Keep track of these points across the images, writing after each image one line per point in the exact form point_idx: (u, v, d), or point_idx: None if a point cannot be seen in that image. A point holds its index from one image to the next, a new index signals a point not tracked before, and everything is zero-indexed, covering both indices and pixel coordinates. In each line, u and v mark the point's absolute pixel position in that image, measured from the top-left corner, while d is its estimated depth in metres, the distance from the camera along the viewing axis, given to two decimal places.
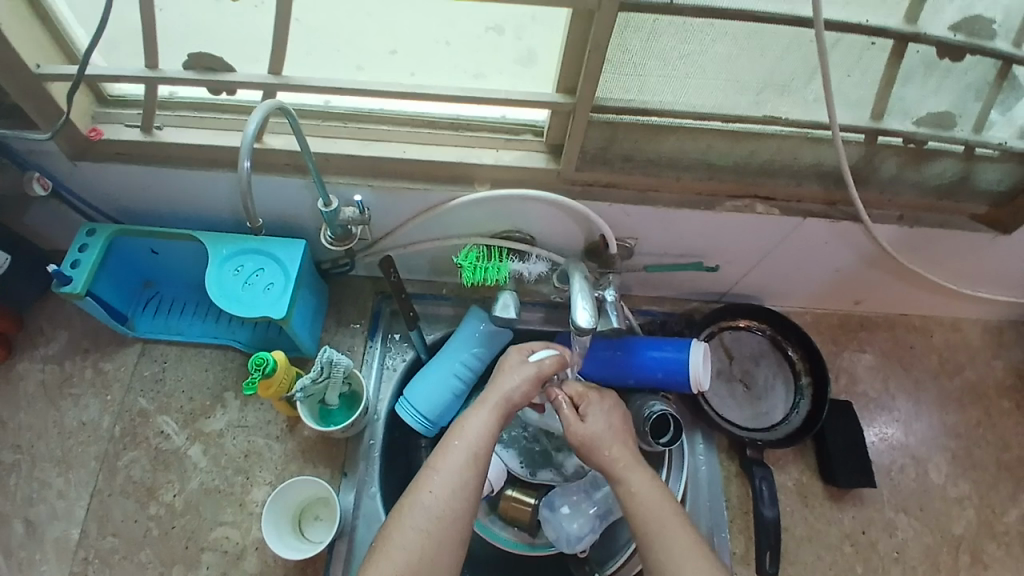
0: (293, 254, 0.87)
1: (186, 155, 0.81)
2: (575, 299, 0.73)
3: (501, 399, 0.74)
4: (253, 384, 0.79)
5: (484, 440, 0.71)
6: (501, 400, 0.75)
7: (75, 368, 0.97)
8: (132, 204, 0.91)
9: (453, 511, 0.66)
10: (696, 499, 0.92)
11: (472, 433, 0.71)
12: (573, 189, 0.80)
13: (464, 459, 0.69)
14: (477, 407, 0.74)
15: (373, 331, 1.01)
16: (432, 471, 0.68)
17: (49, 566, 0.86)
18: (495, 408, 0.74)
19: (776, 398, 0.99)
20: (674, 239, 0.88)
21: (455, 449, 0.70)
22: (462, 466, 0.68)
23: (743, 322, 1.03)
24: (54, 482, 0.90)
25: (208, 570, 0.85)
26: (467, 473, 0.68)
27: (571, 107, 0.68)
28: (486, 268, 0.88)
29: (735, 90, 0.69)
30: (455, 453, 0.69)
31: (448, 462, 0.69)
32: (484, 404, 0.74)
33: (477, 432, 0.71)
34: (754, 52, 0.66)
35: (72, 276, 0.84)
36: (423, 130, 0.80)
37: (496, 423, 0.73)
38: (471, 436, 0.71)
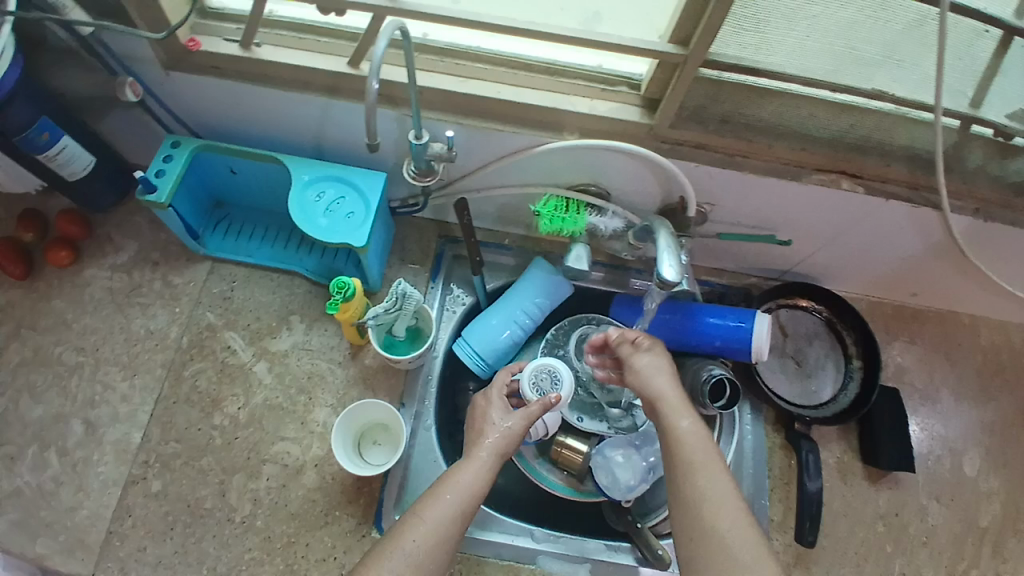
0: (375, 186, 0.89)
1: (280, 75, 0.81)
2: (660, 255, 0.71)
3: (493, 452, 0.73)
4: (335, 305, 0.82)
5: (475, 495, 0.68)
6: (496, 456, 0.73)
7: (143, 279, 1.00)
8: (218, 124, 0.93)
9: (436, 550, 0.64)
10: (740, 466, 0.95)
11: (465, 487, 0.68)
12: (662, 147, 0.79)
13: (453, 512, 0.66)
14: (468, 459, 0.72)
15: (436, 273, 1.02)
16: (418, 517, 0.65)
17: (108, 465, 0.90)
18: (488, 466, 0.71)
19: (826, 377, 1.01)
20: (751, 210, 0.88)
21: (445, 500, 0.67)
22: (451, 520, 0.66)
23: (804, 301, 1.04)
24: (119, 385, 0.94)
25: (269, 481, 0.88)
26: (452, 529, 0.66)
27: (682, 59, 0.68)
28: (564, 218, 0.90)
29: (849, 60, 0.70)
30: (445, 504, 0.67)
31: (434, 513, 0.66)
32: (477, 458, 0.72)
33: (470, 487, 0.68)
34: (876, 22, 0.67)
35: (157, 184, 0.86)
36: (520, 72, 0.79)
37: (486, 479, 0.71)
38: (463, 489, 0.68)
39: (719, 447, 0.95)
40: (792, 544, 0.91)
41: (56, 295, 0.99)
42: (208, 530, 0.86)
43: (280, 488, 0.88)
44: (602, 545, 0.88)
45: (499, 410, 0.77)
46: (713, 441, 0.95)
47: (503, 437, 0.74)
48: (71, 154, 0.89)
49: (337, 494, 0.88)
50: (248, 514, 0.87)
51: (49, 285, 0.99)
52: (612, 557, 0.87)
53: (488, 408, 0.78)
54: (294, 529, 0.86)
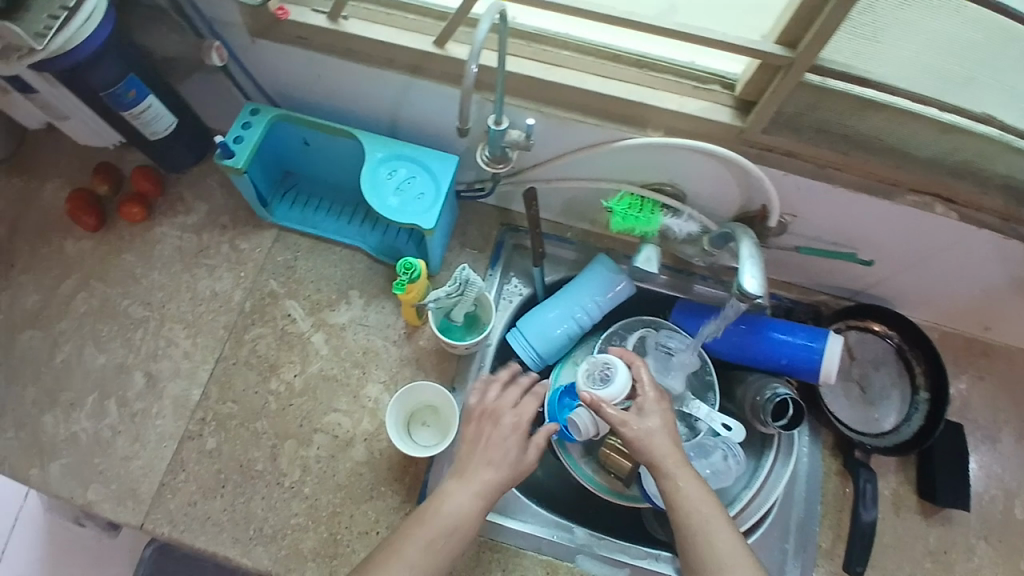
0: (447, 169, 0.88)
1: (364, 50, 0.81)
2: (744, 264, 0.71)
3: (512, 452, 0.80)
4: (401, 285, 0.84)
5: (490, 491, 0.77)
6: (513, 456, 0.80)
7: (211, 241, 1.02)
8: (297, 95, 0.94)
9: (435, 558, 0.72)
10: (792, 492, 0.93)
11: (477, 482, 0.77)
12: (749, 152, 0.77)
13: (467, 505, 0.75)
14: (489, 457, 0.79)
15: (495, 261, 1.02)
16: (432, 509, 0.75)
17: (164, 419, 0.92)
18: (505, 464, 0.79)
19: (889, 407, 0.98)
20: (831, 224, 0.85)
21: (459, 493, 0.76)
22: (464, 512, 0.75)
23: (877, 326, 1.00)
24: (181, 342, 0.96)
25: (319, 450, 0.90)
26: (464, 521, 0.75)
27: (789, 62, 0.65)
28: (637, 217, 0.88)
29: (954, 79, 0.68)
30: (458, 496, 0.76)
31: (448, 506, 0.75)
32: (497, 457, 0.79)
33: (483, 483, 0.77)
34: (987, 45, 0.66)
35: (235, 150, 0.87)
36: (608, 64, 0.76)
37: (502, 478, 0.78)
38: (478, 484, 0.77)
39: (772, 472, 0.93)
40: (839, 572, 0.89)
41: (127, 249, 1.01)
42: (257, 492, 0.88)
43: (329, 458, 0.90)
44: (643, 552, 0.88)
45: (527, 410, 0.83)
46: (770, 461, 0.94)
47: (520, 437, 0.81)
48: (155, 114, 0.89)
49: (384, 470, 0.89)
50: (297, 480, 0.88)
51: (120, 239, 1.02)
52: (653, 565, 0.87)
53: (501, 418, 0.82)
54: (340, 500, 0.87)
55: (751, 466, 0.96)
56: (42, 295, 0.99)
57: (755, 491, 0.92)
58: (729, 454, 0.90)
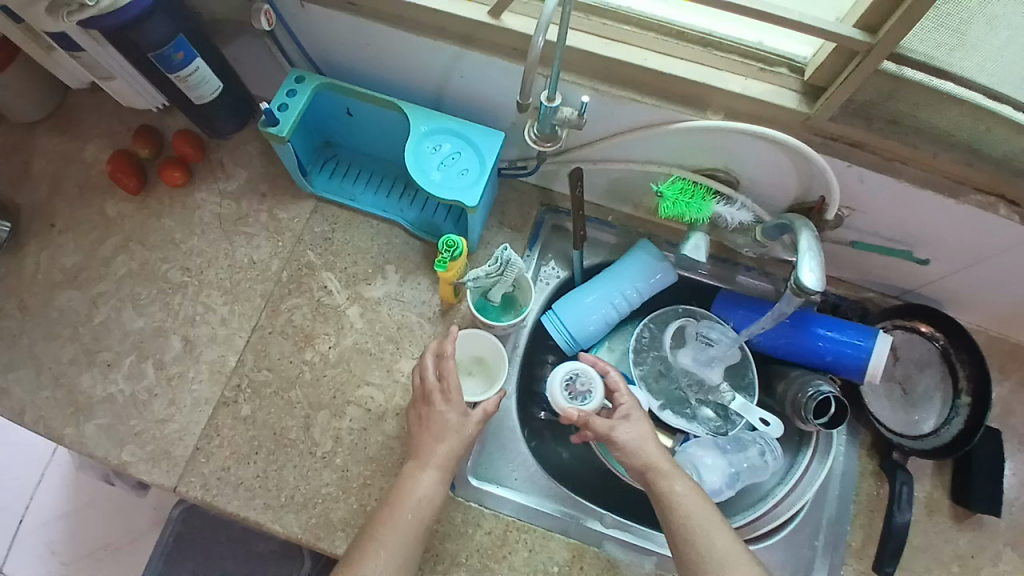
0: (493, 146, 0.86)
1: (417, 18, 0.79)
2: (802, 258, 0.68)
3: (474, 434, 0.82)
4: (443, 263, 0.83)
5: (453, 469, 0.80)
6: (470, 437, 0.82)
7: (250, 209, 1.01)
8: (343, 63, 0.92)
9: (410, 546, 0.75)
10: (827, 490, 0.91)
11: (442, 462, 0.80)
12: (813, 140, 0.74)
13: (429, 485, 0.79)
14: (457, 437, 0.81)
15: (534, 241, 1.00)
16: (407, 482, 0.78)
17: (201, 385, 0.92)
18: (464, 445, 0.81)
19: (931, 409, 0.95)
20: (890, 219, 0.81)
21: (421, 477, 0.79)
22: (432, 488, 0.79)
23: (923, 327, 0.97)
24: (218, 309, 0.96)
25: (352, 422, 0.90)
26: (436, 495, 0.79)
27: (868, 48, 0.61)
28: (688, 203, 0.83)
29: None
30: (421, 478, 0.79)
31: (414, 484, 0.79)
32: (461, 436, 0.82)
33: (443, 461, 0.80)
34: None
35: (280, 118, 0.86)
36: (670, 41, 0.73)
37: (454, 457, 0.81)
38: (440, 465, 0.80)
39: (808, 470, 0.93)
40: (870, 574, 0.87)
41: (166, 214, 1.01)
42: (290, 461, 0.88)
43: (362, 431, 0.90)
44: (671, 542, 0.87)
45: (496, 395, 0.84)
46: (807, 460, 0.94)
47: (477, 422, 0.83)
48: (202, 77, 0.88)
49: None
50: (329, 451, 0.89)
51: (160, 203, 1.02)
52: None
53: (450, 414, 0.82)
54: (371, 473, 0.88)
55: (788, 463, 0.97)
56: (82, 255, 0.99)
57: (788, 489, 0.93)
58: (767, 452, 0.89)
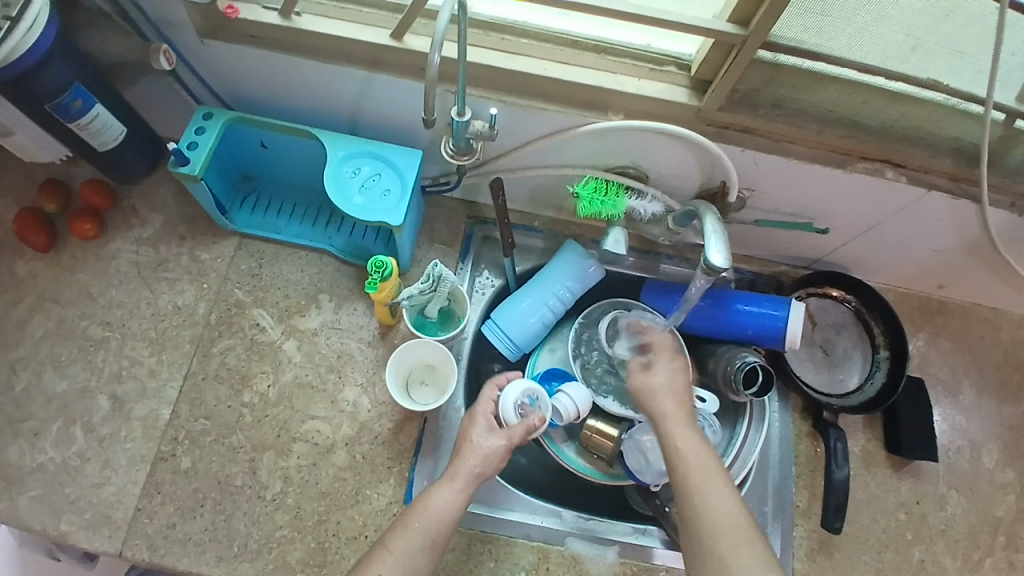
0: (411, 163, 0.87)
1: (321, 46, 0.80)
2: (708, 241, 0.72)
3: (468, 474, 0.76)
4: (373, 284, 0.82)
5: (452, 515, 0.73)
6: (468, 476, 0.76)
7: (170, 254, 0.98)
8: (252, 97, 0.91)
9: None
10: (767, 456, 0.96)
11: (437, 511, 0.73)
12: (708, 130, 0.79)
13: (421, 543, 0.71)
14: (446, 482, 0.75)
15: (465, 254, 1.01)
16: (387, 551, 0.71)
17: (135, 442, 0.88)
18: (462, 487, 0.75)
19: (853, 367, 1.02)
20: (790, 196, 0.87)
21: (414, 529, 0.72)
22: (418, 549, 0.71)
23: (835, 292, 1.05)
24: (146, 361, 0.92)
25: (300, 459, 0.88)
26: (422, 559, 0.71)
27: (741, 40, 0.66)
28: (603, 201, 0.88)
29: (907, 47, 0.70)
30: (413, 533, 0.72)
31: (403, 542, 0.71)
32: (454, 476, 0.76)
33: (441, 513, 0.73)
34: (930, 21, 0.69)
35: (190, 157, 0.85)
36: (566, 49, 0.77)
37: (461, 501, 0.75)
38: (438, 509, 0.73)
39: (748, 439, 0.96)
40: (818, 531, 0.92)
41: (79, 268, 0.97)
42: (239, 508, 0.85)
43: (311, 466, 0.88)
44: (629, 528, 0.89)
45: (482, 427, 0.80)
46: (745, 428, 0.98)
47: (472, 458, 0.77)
48: (104, 123, 0.86)
49: (367, 473, 0.88)
50: (279, 492, 0.86)
51: (71, 258, 0.97)
52: (639, 540, 0.88)
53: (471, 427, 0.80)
54: (325, 507, 0.86)
55: (727, 435, 1.00)
56: None
57: (732, 460, 0.96)
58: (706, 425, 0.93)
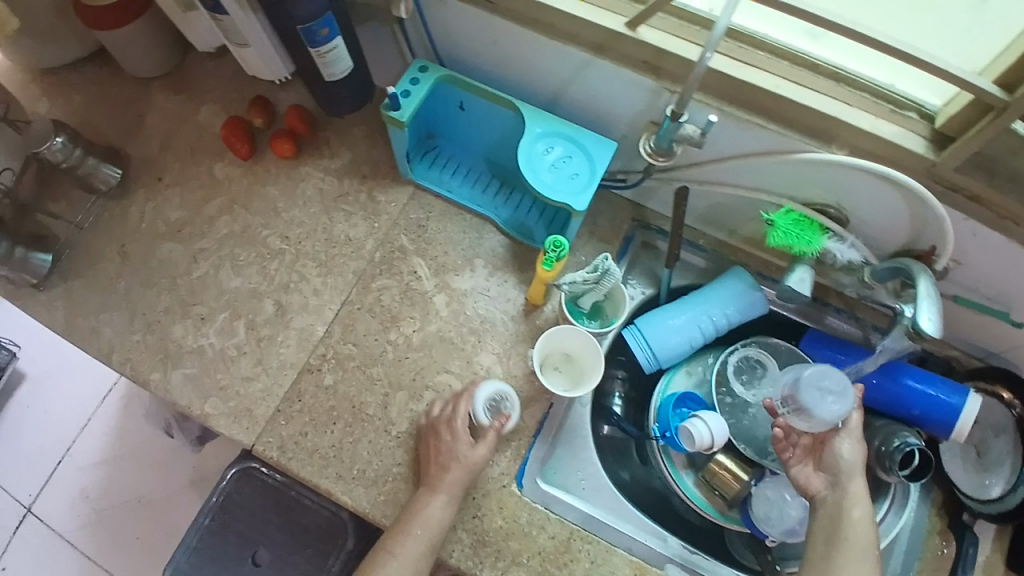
0: (603, 153, 0.87)
1: (552, 22, 0.81)
2: (921, 303, 0.72)
3: (453, 488, 0.82)
4: (548, 262, 0.84)
5: (439, 529, 0.80)
6: (455, 495, 0.82)
7: (352, 188, 1.04)
8: (465, 57, 0.94)
9: (414, 570, 0.79)
10: (896, 543, 0.89)
11: (431, 524, 0.80)
12: (935, 188, 0.73)
13: (423, 546, 0.80)
14: (433, 494, 0.82)
15: (623, 255, 1.00)
16: (392, 555, 0.79)
17: (289, 349, 0.95)
18: (450, 503, 0.82)
19: (1000, 474, 0.91)
20: (997, 277, 0.81)
21: (416, 536, 0.80)
22: (421, 553, 0.79)
23: (1005, 392, 0.93)
24: (312, 280, 0.99)
25: (428, 407, 0.91)
26: (423, 558, 0.79)
27: (1004, 105, 0.61)
28: (799, 235, 0.83)
29: None
30: (416, 539, 0.80)
31: (407, 548, 0.80)
32: (443, 493, 0.81)
33: (435, 523, 0.81)
34: None
35: (402, 104, 0.89)
36: (803, 72, 0.74)
37: (450, 511, 0.82)
38: (433, 522, 0.81)
39: (884, 520, 0.90)
40: None
41: (271, 182, 1.05)
42: (366, 436, 0.90)
43: None
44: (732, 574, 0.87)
45: (466, 442, 0.83)
46: (884, 509, 0.92)
47: (464, 475, 0.82)
48: (338, 55, 0.91)
49: None
50: (404, 432, 0.90)
51: (266, 171, 1.06)
52: None
53: (456, 444, 0.83)
54: None
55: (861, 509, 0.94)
56: (187, 212, 1.03)
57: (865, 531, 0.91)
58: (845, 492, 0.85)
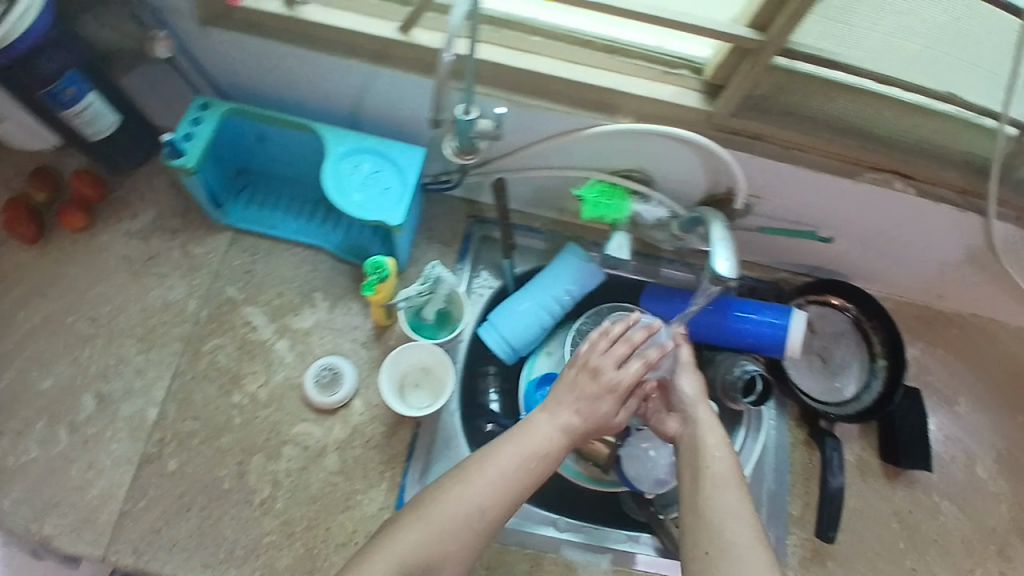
0: (413, 162, 0.84)
1: (323, 37, 0.76)
2: (715, 249, 0.71)
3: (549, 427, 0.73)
4: (371, 286, 0.80)
5: (519, 472, 0.69)
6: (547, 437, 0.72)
7: (162, 248, 0.95)
8: (247, 86, 0.87)
9: (476, 521, 0.66)
10: (763, 462, 0.95)
11: (505, 461, 0.69)
12: (718, 136, 0.76)
13: (496, 488, 0.68)
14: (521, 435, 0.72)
15: (464, 254, 0.99)
16: (458, 489, 0.67)
17: (121, 443, 0.86)
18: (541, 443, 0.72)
19: (850, 375, 1.00)
20: (797, 207, 0.86)
21: (490, 473, 0.68)
22: (491, 495, 0.67)
23: (834, 300, 1.02)
24: (134, 359, 0.90)
25: (289, 463, 0.86)
26: (493, 499, 0.67)
27: (760, 45, 0.64)
28: (608, 205, 0.85)
29: (920, 61, 0.68)
30: (488, 476, 0.68)
31: (481, 486, 0.68)
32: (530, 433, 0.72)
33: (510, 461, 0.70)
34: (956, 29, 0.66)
35: (185, 149, 0.82)
36: (578, 49, 0.74)
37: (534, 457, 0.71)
38: (507, 461, 0.70)
39: (744, 447, 0.94)
40: (813, 539, 0.92)
41: (68, 260, 0.94)
42: (226, 512, 0.83)
43: (300, 470, 0.86)
44: (623, 536, 0.89)
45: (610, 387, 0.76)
46: (742, 436, 0.96)
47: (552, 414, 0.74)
48: (96, 113, 0.85)
49: (359, 478, 0.86)
50: (268, 496, 0.85)
51: (60, 249, 0.94)
52: (633, 548, 0.88)
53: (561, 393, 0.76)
54: (315, 513, 0.84)
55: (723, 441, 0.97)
56: None
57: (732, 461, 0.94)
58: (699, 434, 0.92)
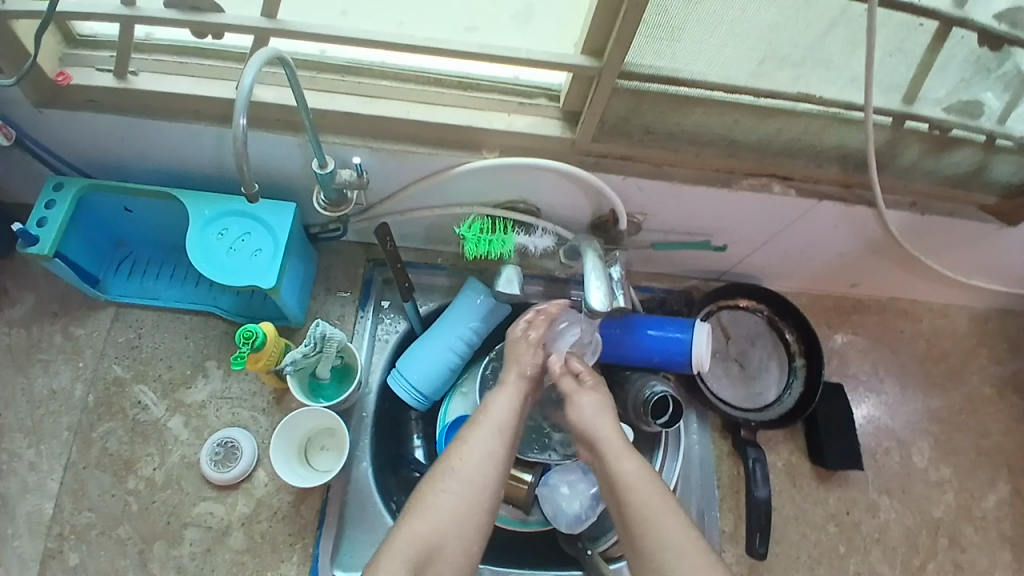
0: (284, 219, 0.81)
1: (165, 106, 0.72)
2: (587, 279, 0.69)
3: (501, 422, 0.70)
4: (242, 358, 0.76)
5: (491, 460, 0.66)
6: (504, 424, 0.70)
7: (43, 333, 0.90)
8: (106, 159, 0.83)
9: (461, 516, 0.63)
10: (689, 479, 0.93)
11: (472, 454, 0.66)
12: (585, 161, 0.76)
13: (470, 478, 0.65)
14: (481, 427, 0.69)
15: (365, 299, 0.95)
16: (431, 493, 0.64)
17: (23, 540, 0.81)
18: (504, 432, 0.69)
19: (769, 378, 0.99)
20: (686, 217, 0.85)
21: (459, 466, 0.66)
22: (470, 489, 0.64)
23: (743, 302, 1.01)
24: (26, 453, 0.85)
25: (192, 547, 0.82)
26: (471, 494, 0.64)
27: (596, 72, 0.63)
28: (489, 240, 0.83)
29: (771, 64, 0.66)
30: (458, 469, 0.65)
31: (457, 480, 0.65)
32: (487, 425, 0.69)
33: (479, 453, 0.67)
34: (799, 23, 0.63)
35: (39, 235, 0.77)
36: (430, 89, 0.73)
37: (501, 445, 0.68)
38: (477, 453, 0.67)
39: (664, 469, 0.92)
40: (745, 556, 0.90)
41: None
42: None
43: (205, 553, 0.82)
44: None
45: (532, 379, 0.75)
46: (661, 458, 0.93)
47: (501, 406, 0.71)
48: None
49: (268, 554, 0.82)
50: None
51: None
52: None
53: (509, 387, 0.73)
54: None
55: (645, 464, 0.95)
56: None
57: None
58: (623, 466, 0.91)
